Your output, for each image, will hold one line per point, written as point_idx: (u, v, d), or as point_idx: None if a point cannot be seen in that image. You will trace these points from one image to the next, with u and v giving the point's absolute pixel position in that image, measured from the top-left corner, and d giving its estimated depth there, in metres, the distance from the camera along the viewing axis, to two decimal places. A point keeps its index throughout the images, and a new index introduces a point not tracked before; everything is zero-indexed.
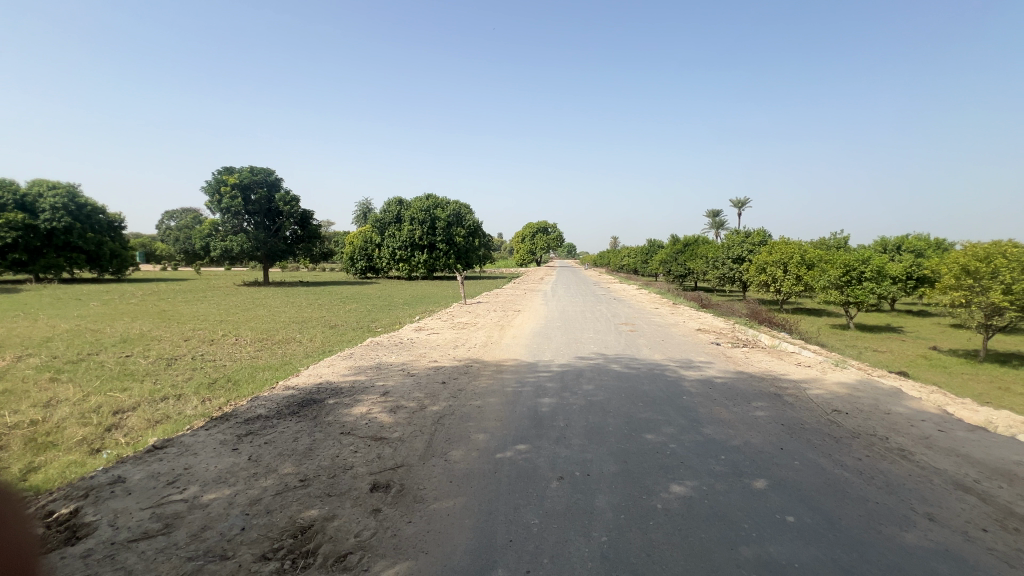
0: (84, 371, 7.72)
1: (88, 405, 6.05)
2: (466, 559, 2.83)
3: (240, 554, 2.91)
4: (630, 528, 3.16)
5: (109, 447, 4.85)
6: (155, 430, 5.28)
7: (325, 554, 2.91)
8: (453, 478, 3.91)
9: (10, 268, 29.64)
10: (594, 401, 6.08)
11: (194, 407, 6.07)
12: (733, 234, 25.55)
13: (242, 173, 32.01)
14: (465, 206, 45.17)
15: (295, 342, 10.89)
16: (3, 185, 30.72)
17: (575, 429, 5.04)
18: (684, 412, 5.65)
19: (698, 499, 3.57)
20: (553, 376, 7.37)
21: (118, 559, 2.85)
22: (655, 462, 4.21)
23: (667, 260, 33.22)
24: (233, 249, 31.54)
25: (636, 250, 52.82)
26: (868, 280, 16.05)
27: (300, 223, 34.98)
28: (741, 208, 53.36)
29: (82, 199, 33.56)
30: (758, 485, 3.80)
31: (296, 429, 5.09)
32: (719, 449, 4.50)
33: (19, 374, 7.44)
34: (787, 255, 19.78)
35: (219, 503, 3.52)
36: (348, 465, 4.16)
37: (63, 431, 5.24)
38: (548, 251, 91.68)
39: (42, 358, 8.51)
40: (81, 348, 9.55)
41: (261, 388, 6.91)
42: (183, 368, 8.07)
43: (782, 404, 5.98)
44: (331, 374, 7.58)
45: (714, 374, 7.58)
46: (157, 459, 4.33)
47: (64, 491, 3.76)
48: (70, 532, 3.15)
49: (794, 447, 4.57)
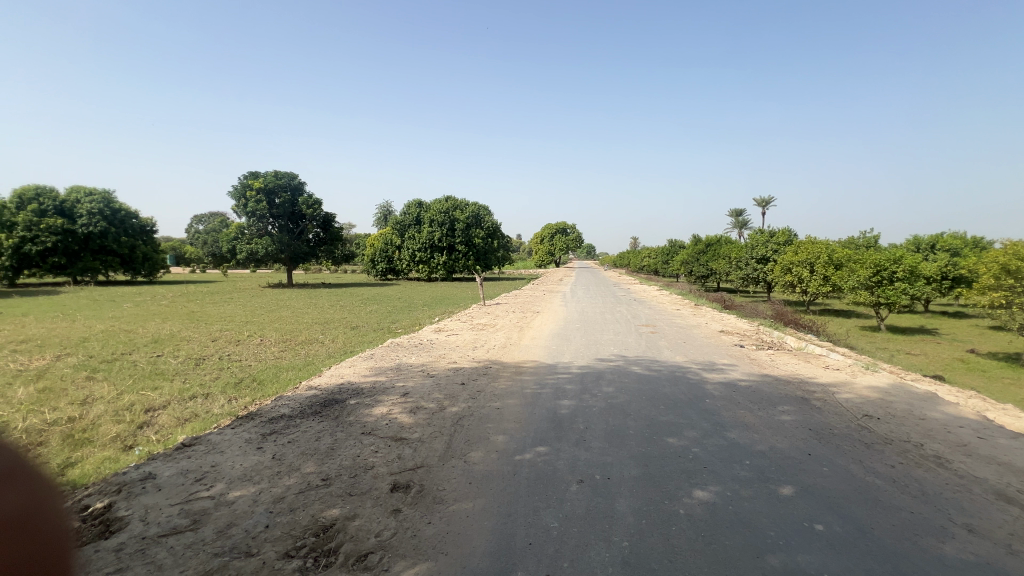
0: (117, 370, 7.99)
1: (121, 403, 6.27)
2: (486, 561, 2.83)
3: (264, 552, 2.95)
4: (651, 533, 3.11)
5: (141, 444, 5.01)
6: (184, 429, 5.42)
7: (346, 553, 2.94)
8: (472, 479, 3.91)
9: (50, 271, 31.07)
10: (614, 403, 6.00)
11: (221, 406, 6.22)
12: (758, 234, 25.00)
13: (267, 177, 32.80)
14: (484, 208, 45.27)
15: (317, 342, 11.08)
16: (45, 193, 32.22)
17: (595, 432, 4.98)
18: (707, 416, 5.53)
19: (722, 505, 3.48)
20: (573, 378, 7.32)
21: (148, 554, 2.93)
22: (678, 466, 4.13)
23: (689, 261, 32.79)
24: (258, 252, 32.26)
25: (656, 251, 52.22)
26: (900, 281, 15.45)
27: (323, 225, 35.62)
28: (765, 208, 52.15)
29: (117, 204, 34.82)
30: (785, 491, 3.69)
31: (318, 428, 5.17)
32: (744, 454, 4.39)
33: (58, 373, 7.76)
34: (814, 254, 19.26)
35: (244, 501, 3.60)
36: (369, 465, 4.21)
37: (97, 428, 5.43)
38: (567, 252, 91.24)
39: (80, 358, 8.85)
40: (115, 348, 9.91)
41: (285, 387, 7.05)
42: (211, 368, 8.29)
43: (809, 408, 5.81)
44: (353, 374, 7.69)
45: (737, 377, 7.41)
46: (185, 457, 4.45)
47: (98, 486, 3.90)
48: (103, 527, 3.25)
49: (823, 453, 4.44)
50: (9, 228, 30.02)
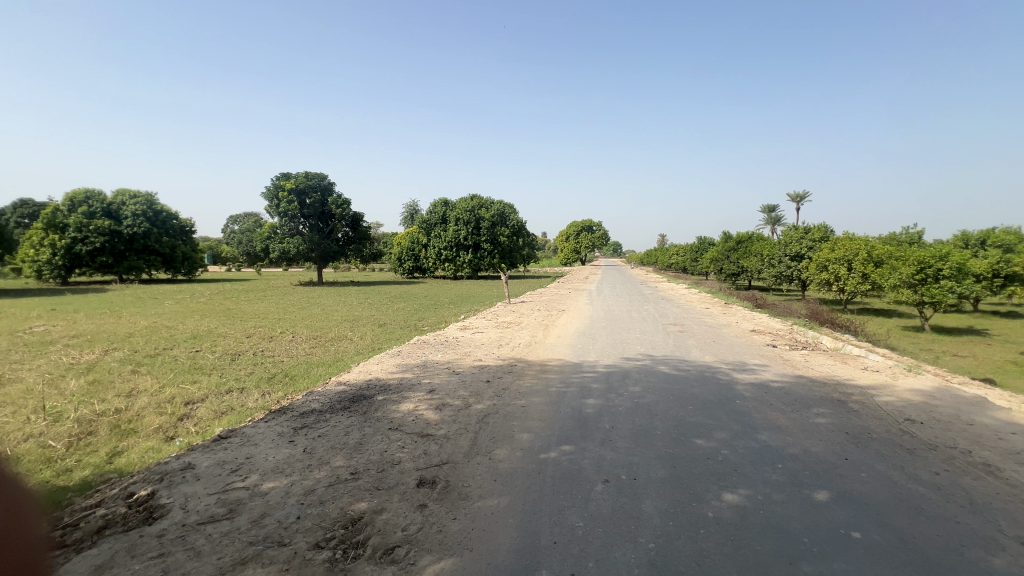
0: (159, 364, 8.37)
1: (163, 396, 6.58)
2: (511, 558, 2.84)
3: (296, 542, 3.05)
4: (679, 536, 3.05)
5: (181, 435, 5.24)
6: (220, 421, 5.64)
7: (374, 546, 3.01)
8: (497, 477, 3.93)
9: (98, 270, 32.79)
10: (641, 403, 5.92)
11: (255, 401, 6.43)
12: (792, 231, 24.19)
13: (298, 178, 33.72)
14: (510, 206, 45.31)
15: (346, 339, 11.33)
16: (94, 196, 34.03)
17: (621, 432, 4.92)
18: (738, 417, 5.39)
19: (753, 508, 3.39)
20: (599, 377, 7.25)
21: (187, 540, 3.06)
22: (706, 468, 4.04)
23: (718, 258, 32.04)
24: (290, 251, 33.16)
25: (684, 249, 51.26)
26: (946, 278, 14.68)
27: (351, 225, 36.38)
28: (800, 203, 50.29)
29: (159, 206, 36.43)
30: (819, 497, 3.56)
31: (347, 423, 5.29)
32: (776, 457, 4.26)
33: (106, 366, 8.20)
34: (852, 251, 18.52)
35: (277, 492, 3.72)
36: (396, 460, 4.28)
37: (142, 419, 5.71)
38: (593, 250, 90.28)
39: (125, 352, 9.31)
40: (157, 343, 10.38)
41: (315, 383, 7.24)
42: (245, 364, 8.58)
43: (846, 411, 5.58)
44: (380, 371, 7.83)
45: (770, 378, 7.18)
46: (222, 448, 4.63)
47: (142, 474, 4.10)
48: (147, 513, 3.41)
49: (860, 458, 4.26)
50: (61, 230, 31.82)
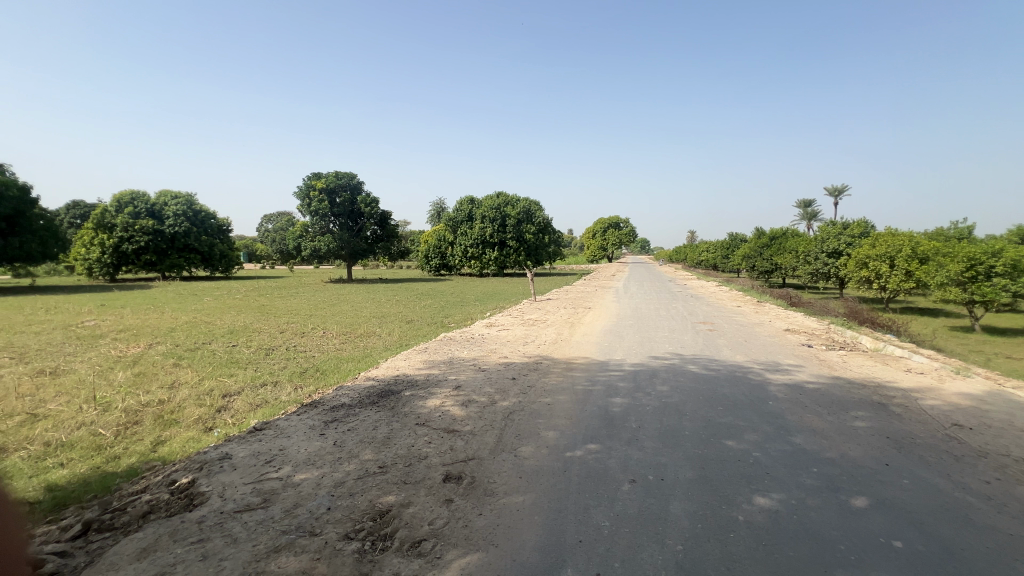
0: (199, 358, 8.73)
1: (202, 388, 6.87)
2: (536, 556, 2.83)
3: (326, 532, 3.13)
4: (708, 539, 2.99)
5: (219, 427, 5.45)
6: (256, 413, 5.85)
7: (401, 538, 3.06)
8: (523, 474, 3.93)
9: (143, 268, 34.49)
10: (669, 403, 5.81)
11: (288, 394, 6.64)
12: (829, 226, 23.30)
13: (329, 178, 34.59)
14: (535, 203, 45.18)
15: (374, 336, 11.55)
16: (139, 197, 35.77)
17: (648, 431, 4.85)
18: (771, 419, 5.23)
19: (786, 513, 3.29)
20: (626, 376, 7.16)
21: (225, 527, 3.19)
22: (737, 471, 3.94)
23: (751, 255, 31.20)
24: (321, 249, 33.99)
25: (715, 245, 50.09)
26: (998, 276, 13.84)
27: (380, 223, 37.04)
28: (839, 197, 48.28)
29: (198, 206, 37.96)
30: (857, 503, 3.42)
31: (376, 418, 5.39)
32: (811, 461, 4.12)
33: (151, 359, 8.61)
34: (894, 247, 17.71)
35: (308, 483, 3.83)
36: (423, 455, 4.33)
37: (183, 410, 5.97)
38: (620, 247, 89.06)
39: (168, 346, 9.76)
40: (197, 338, 10.84)
41: (345, 378, 7.42)
42: (279, 358, 8.86)
43: (886, 414, 5.34)
44: (407, 367, 7.96)
45: (805, 378, 6.94)
46: (257, 440, 4.79)
47: (183, 463, 4.29)
48: (188, 500, 3.57)
49: (902, 464, 4.07)
50: (109, 229, 33.53)
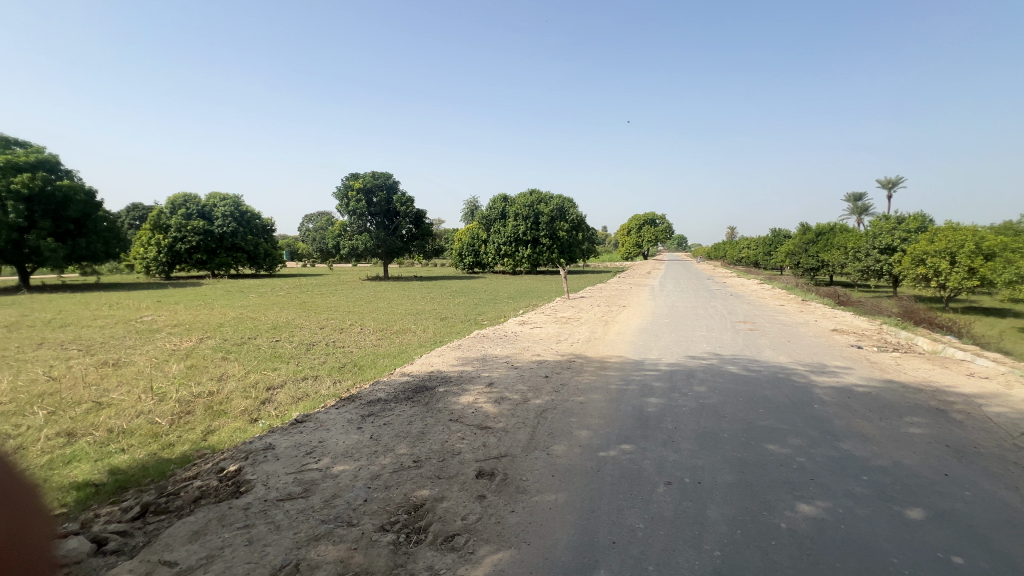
0: (245, 352, 9.16)
1: (248, 381, 7.20)
2: (568, 555, 2.81)
3: (363, 523, 3.22)
4: (747, 546, 2.89)
5: (264, 418, 5.71)
6: (297, 406, 6.08)
7: (434, 532, 3.11)
8: (555, 473, 3.91)
9: (195, 267, 36.48)
10: (707, 404, 5.65)
11: (327, 388, 6.87)
12: (882, 221, 22.01)
13: (366, 178, 35.55)
14: (569, 200, 44.80)
15: (410, 332, 11.77)
16: (191, 199, 37.85)
17: (684, 433, 4.73)
18: (816, 423, 5.00)
19: (832, 522, 3.13)
20: (661, 375, 7.01)
21: (269, 515, 3.33)
22: (780, 477, 3.77)
23: (796, 251, 29.95)
24: (359, 248, 34.89)
25: (757, 242, 48.24)
26: None
27: (415, 222, 37.67)
28: (893, 189, 45.42)
29: (245, 207, 39.81)
30: (911, 515, 3.22)
31: (410, 413, 5.50)
32: (861, 469, 3.90)
33: (202, 353, 9.10)
34: (956, 243, 16.54)
35: (346, 475, 3.95)
36: (456, 451, 4.38)
37: (231, 402, 6.29)
38: (656, 243, 87.28)
39: (217, 340, 10.28)
40: (243, 333, 11.36)
41: (381, 373, 7.59)
42: (319, 353, 9.17)
43: (945, 421, 5.00)
44: (442, 363, 8.09)
45: (854, 381, 6.59)
46: (298, 432, 4.98)
47: (231, 452, 4.51)
48: (235, 487, 3.76)
49: (963, 474, 3.80)
50: (165, 230, 35.59)
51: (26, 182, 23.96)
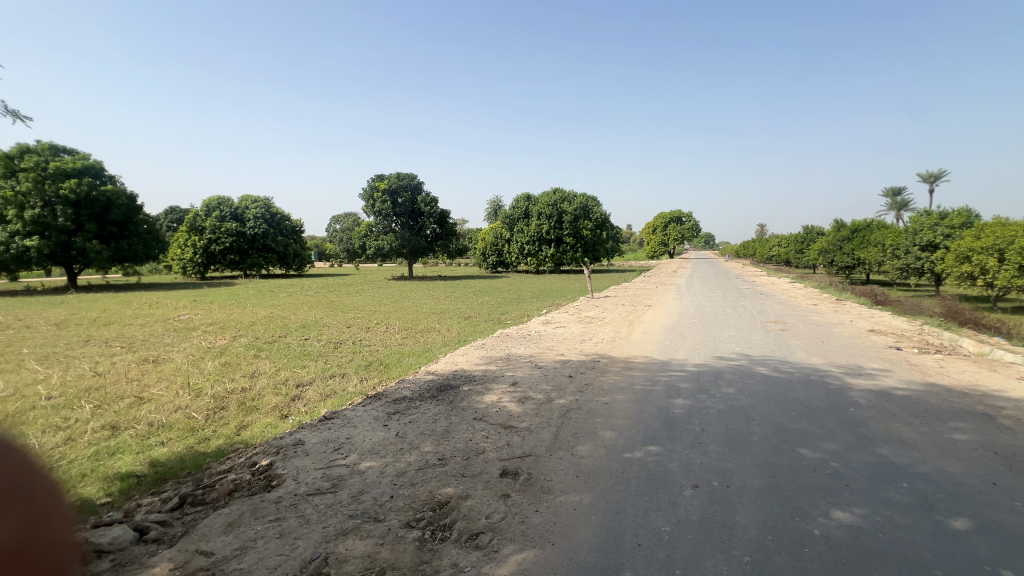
0: (276, 350, 9.43)
1: (279, 378, 7.41)
2: (593, 557, 2.79)
3: (389, 519, 3.27)
4: (779, 552, 2.80)
5: (294, 414, 5.86)
6: (325, 403, 6.22)
7: (459, 530, 3.13)
8: (580, 473, 3.88)
9: (229, 266, 37.77)
10: (736, 406, 5.51)
11: (354, 386, 7.01)
12: (923, 217, 21.04)
13: (391, 179, 36.10)
14: (593, 198, 44.41)
15: (434, 331, 11.88)
16: (224, 202, 39.23)
17: (712, 435, 4.63)
18: (852, 426, 4.82)
19: (869, 530, 3.01)
20: (688, 376, 6.87)
21: (299, 508, 3.42)
22: (813, 482, 3.65)
23: (829, 249, 28.96)
24: (384, 248, 35.40)
25: (789, 239, 46.84)
26: None
27: (439, 222, 38.01)
28: (936, 183, 43.35)
29: (275, 209, 41.04)
30: (956, 525, 3.06)
31: (435, 411, 5.55)
32: (900, 476, 3.74)
33: (235, 350, 9.41)
34: (1004, 239, 15.69)
35: (373, 472, 4.01)
36: (480, 449, 4.41)
37: (262, 398, 6.48)
38: (682, 242, 85.76)
39: (249, 339, 10.60)
40: (274, 331, 11.69)
41: (406, 372, 7.70)
42: (346, 352, 9.36)
43: (993, 427, 4.74)
44: (466, 362, 8.14)
45: (894, 384, 6.32)
46: (327, 428, 5.09)
47: (263, 447, 4.64)
48: (266, 481, 3.87)
49: (1015, 484, 3.59)
50: (200, 232, 36.99)
51: (74, 187, 25.29)
